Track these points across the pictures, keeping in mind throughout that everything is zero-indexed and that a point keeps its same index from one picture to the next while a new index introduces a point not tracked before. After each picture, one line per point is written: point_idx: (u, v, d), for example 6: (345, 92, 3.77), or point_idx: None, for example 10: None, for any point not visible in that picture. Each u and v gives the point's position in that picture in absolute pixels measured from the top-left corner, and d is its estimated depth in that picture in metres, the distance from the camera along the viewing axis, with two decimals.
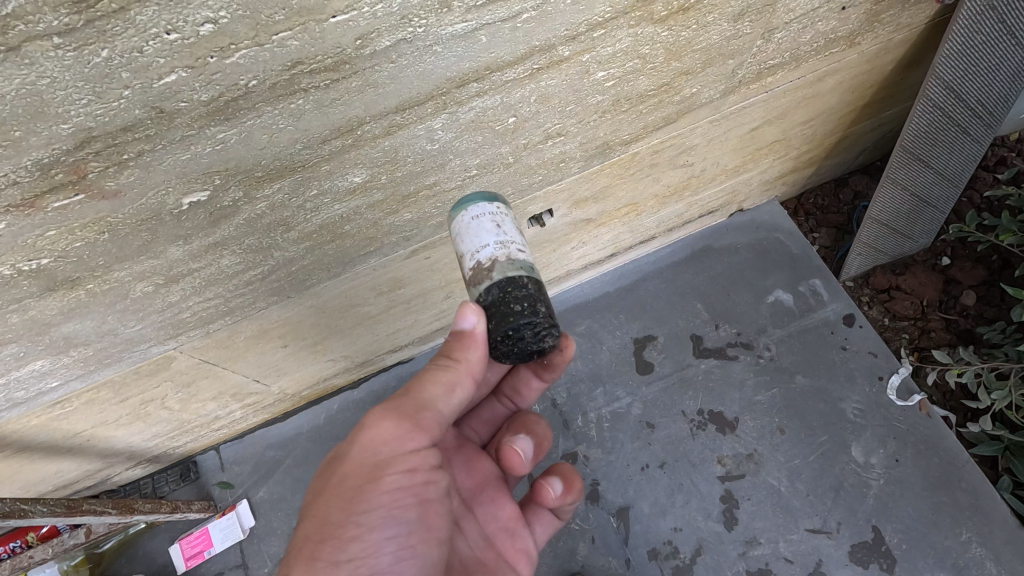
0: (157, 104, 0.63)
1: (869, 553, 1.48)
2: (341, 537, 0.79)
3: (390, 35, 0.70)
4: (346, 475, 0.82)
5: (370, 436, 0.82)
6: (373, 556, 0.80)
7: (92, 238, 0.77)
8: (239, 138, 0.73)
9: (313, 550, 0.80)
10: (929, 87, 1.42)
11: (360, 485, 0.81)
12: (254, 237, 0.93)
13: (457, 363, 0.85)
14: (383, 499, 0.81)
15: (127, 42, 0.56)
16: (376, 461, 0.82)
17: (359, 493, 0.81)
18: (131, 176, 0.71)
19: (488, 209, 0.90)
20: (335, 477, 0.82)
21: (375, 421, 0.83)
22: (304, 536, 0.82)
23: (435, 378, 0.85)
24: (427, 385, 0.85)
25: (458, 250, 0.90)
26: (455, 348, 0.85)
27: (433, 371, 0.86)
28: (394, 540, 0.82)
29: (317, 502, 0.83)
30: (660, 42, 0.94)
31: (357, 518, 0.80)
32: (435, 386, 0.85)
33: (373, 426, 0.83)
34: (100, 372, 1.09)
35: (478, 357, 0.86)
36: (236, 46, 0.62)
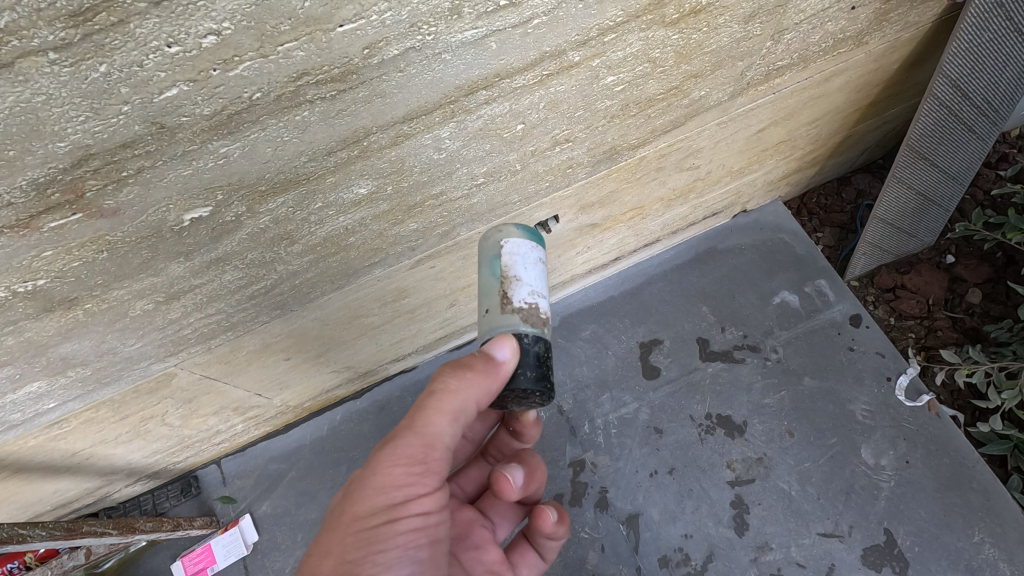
0: (158, 119, 0.61)
1: (882, 556, 1.47)
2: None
3: (399, 43, 0.67)
4: (359, 516, 0.79)
5: (381, 476, 0.80)
6: None
7: (90, 258, 0.75)
8: (242, 152, 0.70)
9: None
10: (936, 86, 1.40)
11: (375, 528, 0.78)
12: (257, 251, 0.90)
13: (467, 390, 0.83)
14: (400, 538, 0.78)
15: (126, 56, 0.54)
16: (390, 503, 0.79)
17: (374, 537, 0.78)
18: (129, 194, 0.68)
19: (542, 259, 0.98)
20: (348, 517, 0.80)
21: (385, 461, 0.81)
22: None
23: (440, 408, 0.82)
24: (433, 416, 0.82)
25: (511, 270, 0.93)
26: (464, 376, 0.83)
27: (439, 399, 0.82)
28: None
29: (329, 542, 0.80)
30: (670, 45, 0.92)
31: (375, 556, 0.77)
32: (443, 418, 0.82)
33: (383, 467, 0.80)
34: (99, 391, 1.06)
35: (490, 384, 0.84)
36: (240, 57, 0.59)
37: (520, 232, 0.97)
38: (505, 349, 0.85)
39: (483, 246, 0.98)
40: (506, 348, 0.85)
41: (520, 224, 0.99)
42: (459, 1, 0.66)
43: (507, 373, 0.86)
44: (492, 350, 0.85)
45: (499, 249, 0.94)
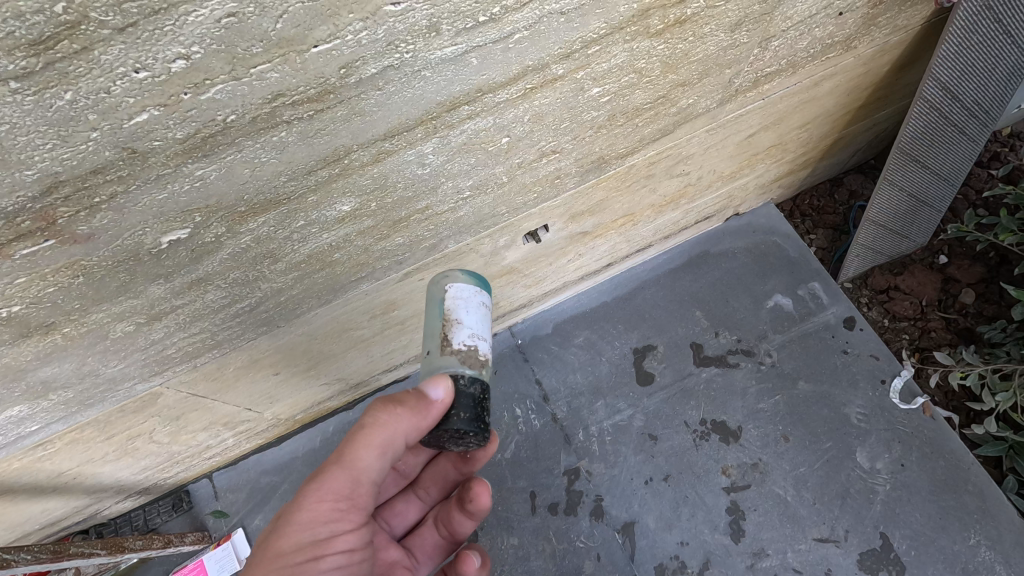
0: (129, 144, 0.59)
1: (878, 561, 1.46)
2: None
3: (376, 62, 0.66)
4: (283, 551, 0.79)
5: (307, 511, 0.80)
6: None
7: (66, 283, 0.73)
8: (219, 174, 0.69)
9: None
10: (926, 89, 1.39)
11: (299, 564, 0.79)
12: (240, 270, 0.88)
13: (396, 425, 0.82)
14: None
15: (92, 83, 0.52)
16: (313, 538, 0.80)
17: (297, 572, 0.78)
18: (103, 219, 0.67)
19: (486, 303, 1.00)
20: (272, 550, 0.80)
21: (312, 496, 0.81)
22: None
23: (369, 443, 0.82)
24: (362, 451, 0.82)
25: (452, 314, 0.95)
26: (394, 410, 0.82)
27: (368, 432, 0.82)
28: None
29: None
30: (656, 55, 0.91)
31: None
32: (371, 452, 0.82)
33: (309, 503, 0.81)
34: (82, 413, 1.05)
35: (420, 419, 0.84)
36: (211, 81, 0.57)
37: (465, 277, 0.99)
38: (440, 389, 0.84)
39: (429, 291, 1.00)
40: (440, 388, 0.85)
41: (466, 269, 1.01)
42: (438, 19, 0.65)
43: (439, 409, 0.86)
44: (425, 389, 0.84)
45: (442, 293, 0.97)
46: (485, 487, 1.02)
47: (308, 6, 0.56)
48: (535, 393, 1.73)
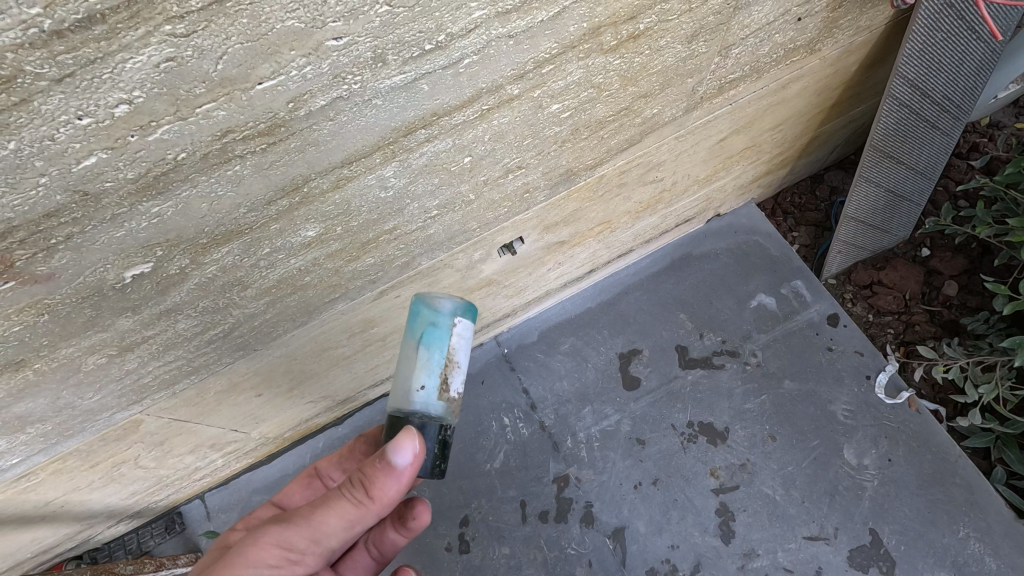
0: (80, 187, 0.60)
1: (868, 557, 1.47)
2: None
3: (325, 94, 0.67)
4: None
5: (258, 553, 0.80)
6: None
7: (31, 321, 0.74)
8: (175, 210, 0.70)
9: None
10: (894, 86, 1.40)
11: None
12: (209, 298, 0.89)
13: (370, 501, 0.83)
14: None
15: (36, 132, 0.53)
16: None
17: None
18: (63, 259, 0.68)
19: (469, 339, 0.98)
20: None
21: (268, 540, 0.81)
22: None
23: (337, 511, 0.83)
24: (330, 515, 0.82)
25: (455, 355, 0.92)
26: (372, 485, 0.82)
27: (342, 501, 0.83)
28: None
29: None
30: (613, 70, 0.92)
31: None
32: (339, 519, 0.83)
33: (262, 545, 0.81)
34: (63, 443, 1.05)
35: (393, 498, 0.84)
36: (157, 122, 0.58)
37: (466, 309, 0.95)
38: (411, 458, 0.82)
39: (427, 311, 0.92)
40: (412, 455, 0.82)
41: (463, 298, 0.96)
42: (383, 50, 0.66)
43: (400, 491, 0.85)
44: (394, 455, 0.81)
45: (448, 326, 0.91)
46: (422, 508, 1.05)
47: (248, 46, 0.57)
48: (522, 402, 1.73)
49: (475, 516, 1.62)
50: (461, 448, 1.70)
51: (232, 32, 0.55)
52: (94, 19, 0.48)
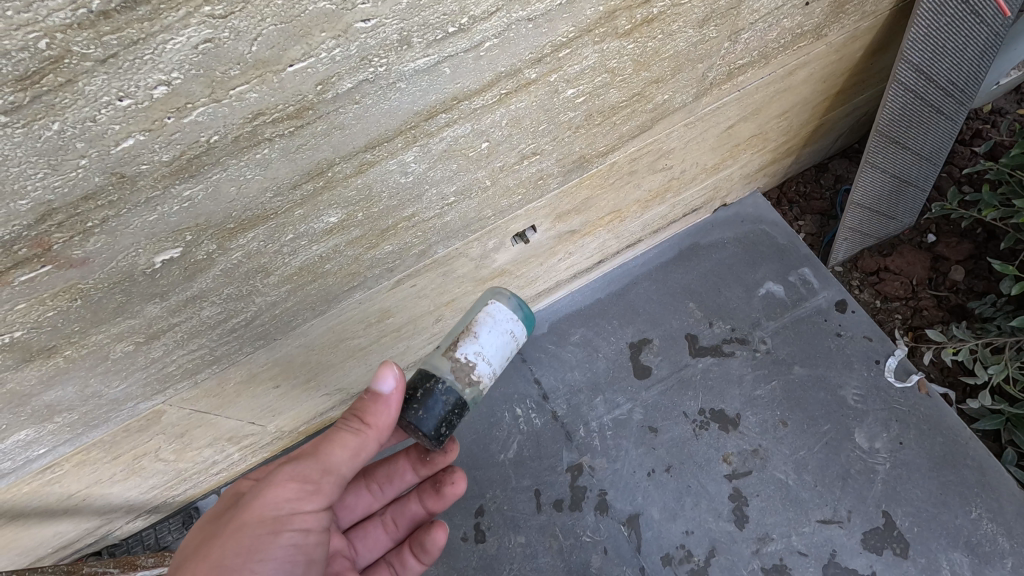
0: (117, 169, 0.62)
1: (882, 539, 1.45)
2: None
3: (351, 77, 0.68)
4: (247, 522, 0.84)
5: (275, 489, 0.86)
6: None
7: (64, 306, 0.75)
8: (206, 193, 0.71)
9: None
10: (900, 71, 1.41)
11: (258, 536, 0.83)
12: (232, 285, 0.90)
13: (367, 427, 0.91)
14: (281, 548, 0.84)
15: (79, 113, 0.55)
16: (276, 515, 0.85)
17: (256, 542, 0.82)
18: (97, 243, 0.69)
19: (516, 335, 1.00)
20: (237, 522, 0.84)
21: (282, 476, 0.87)
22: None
23: (342, 441, 0.90)
24: (335, 446, 0.90)
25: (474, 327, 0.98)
26: (367, 414, 0.91)
27: (342, 433, 0.91)
28: None
29: (211, 546, 0.83)
30: (627, 54, 0.94)
31: (255, 560, 0.81)
32: (344, 449, 0.90)
33: (277, 482, 0.86)
34: (88, 434, 1.07)
35: (389, 424, 0.92)
36: (193, 104, 0.60)
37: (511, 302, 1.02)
38: (394, 383, 0.91)
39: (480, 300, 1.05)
40: (395, 380, 0.91)
41: (518, 300, 1.04)
42: (409, 33, 0.67)
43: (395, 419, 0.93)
44: (379, 382, 0.91)
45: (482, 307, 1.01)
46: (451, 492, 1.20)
47: (281, 28, 0.58)
48: (534, 392, 1.70)
49: (490, 506, 1.58)
50: (474, 440, 1.67)
51: (267, 14, 0.56)
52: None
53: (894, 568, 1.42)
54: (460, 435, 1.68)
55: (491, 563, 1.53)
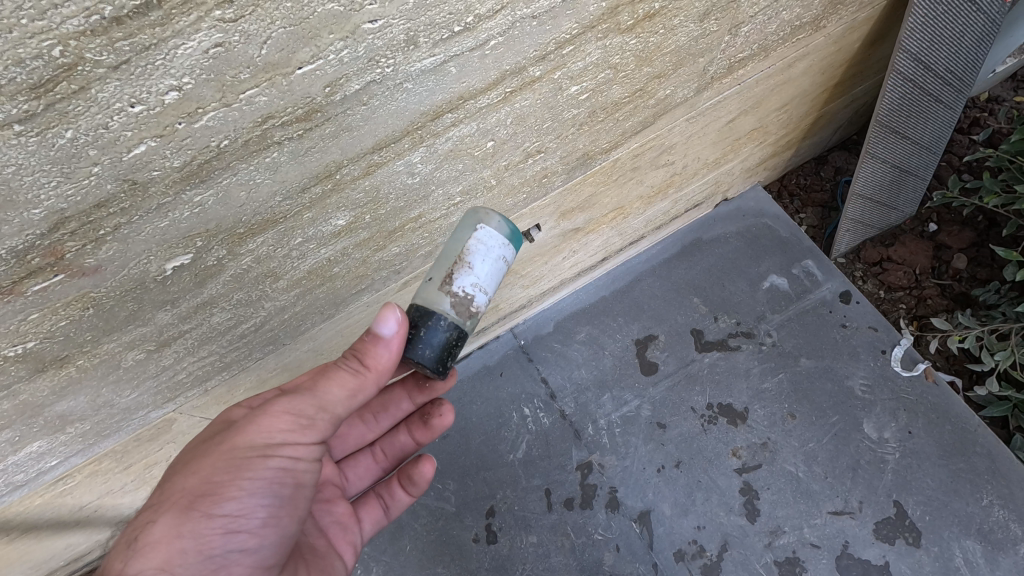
0: (129, 176, 0.62)
1: (894, 529, 1.43)
2: (220, 496, 0.80)
3: (359, 78, 0.68)
4: (236, 446, 0.82)
5: (269, 418, 0.83)
6: (246, 516, 0.81)
7: (76, 315, 0.75)
8: (216, 199, 0.71)
9: (188, 501, 0.79)
10: (898, 61, 1.42)
11: (248, 458, 0.81)
12: (242, 290, 0.90)
13: (367, 369, 0.86)
14: (270, 473, 0.82)
15: (92, 120, 0.55)
16: (268, 443, 0.82)
17: (244, 467, 0.81)
18: (109, 251, 0.69)
19: (508, 260, 0.91)
20: (227, 444, 0.82)
21: (277, 407, 0.83)
22: (177, 490, 0.80)
23: (339, 378, 0.85)
24: (333, 385, 0.85)
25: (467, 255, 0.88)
26: (366, 355, 0.86)
27: (340, 371, 0.86)
28: (268, 507, 0.83)
29: (198, 463, 0.82)
30: (629, 50, 0.94)
31: (243, 482, 0.81)
32: (341, 389, 0.85)
33: (272, 413, 0.83)
34: (99, 444, 1.07)
35: (389, 366, 0.88)
36: (203, 109, 0.60)
37: (497, 222, 0.90)
38: (396, 327, 0.85)
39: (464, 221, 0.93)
40: (397, 324, 0.85)
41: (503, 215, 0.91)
42: (415, 32, 0.68)
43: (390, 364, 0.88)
44: (379, 324, 0.85)
45: (469, 230, 0.89)
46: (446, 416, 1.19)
47: (291, 30, 0.59)
48: (541, 391, 1.66)
49: (500, 507, 1.55)
50: (482, 441, 1.62)
51: (277, 17, 0.57)
52: (151, 4, 0.50)
53: (909, 558, 1.40)
54: (468, 437, 1.64)
55: (504, 564, 1.49)
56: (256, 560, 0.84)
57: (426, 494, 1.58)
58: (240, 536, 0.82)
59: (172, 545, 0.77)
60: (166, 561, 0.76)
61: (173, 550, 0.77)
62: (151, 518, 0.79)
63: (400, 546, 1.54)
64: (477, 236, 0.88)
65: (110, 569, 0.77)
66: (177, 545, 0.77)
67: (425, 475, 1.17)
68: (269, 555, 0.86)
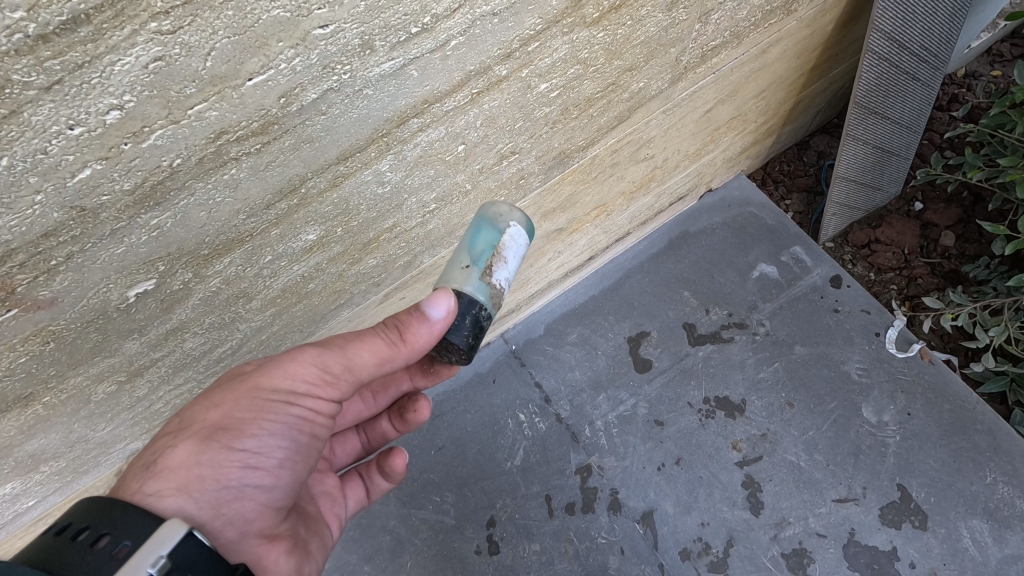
0: (76, 203, 0.59)
1: (900, 513, 1.40)
2: (241, 432, 0.80)
3: (315, 87, 0.66)
4: (260, 387, 0.82)
5: (295, 365, 0.82)
6: (263, 454, 0.82)
7: (37, 350, 0.72)
8: (175, 220, 0.68)
9: (209, 433, 0.80)
10: (872, 41, 1.40)
11: (271, 401, 0.81)
12: (214, 314, 0.87)
13: (402, 344, 0.82)
14: (289, 418, 0.83)
15: (28, 145, 0.52)
16: (291, 390, 0.82)
17: (266, 409, 0.81)
18: (64, 281, 0.66)
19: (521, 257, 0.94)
20: (249, 384, 0.82)
21: (304, 356, 0.82)
22: (198, 419, 0.81)
23: (367, 339, 0.83)
24: (364, 349, 0.82)
25: (501, 251, 0.87)
26: (406, 330, 0.81)
27: (376, 339, 0.82)
28: (284, 450, 0.83)
29: (220, 397, 0.82)
30: (597, 44, 0.92)
31: (263, 422, 0.81)
32: (372, 354, 0.82)
33: (297, 360, 0.82)
34: (78, 481, 1.03)
35: (425, 347, 0.83)
36: (149, 128, 0.57)
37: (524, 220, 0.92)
38: (445, 313, 0.81)
39: (479, 215, 0.90)
40: (448, 311, 0.81)
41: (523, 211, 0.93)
42: (369, 36, 0.65)
43: (426, 347, 0.83)
44: (430, 306, 0.81)
45: (498, 225, 0.88)
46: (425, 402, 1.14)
47: (235, 40, 0.56)
48: (536, 396, 1.63)
49: (501, 516, 1.51)
50: (479, 450, 1.59)
51: (218, 26, 0.54)
52: (79, 20, 0.47)
53: (917, 542, 1.37)
54: (464, 446, 1.60)
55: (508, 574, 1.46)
56: (268, 499, 0.84)
57: (424, 508, 1.54)
58: (258, 473, 0.82)
59: (190, 472, 0.78)
60: (184, 484, 0.77)
61: (190, 476, 0.77)
62: (171, 443, 0.80)
63: (400, 563, 1.49)
64: (508, 231, 0.88)
65: (123, 487, 0.76)
66: (195, 472, 0.78)
67: (398, 470, 1.12)
68: (281, 497, 0.86)
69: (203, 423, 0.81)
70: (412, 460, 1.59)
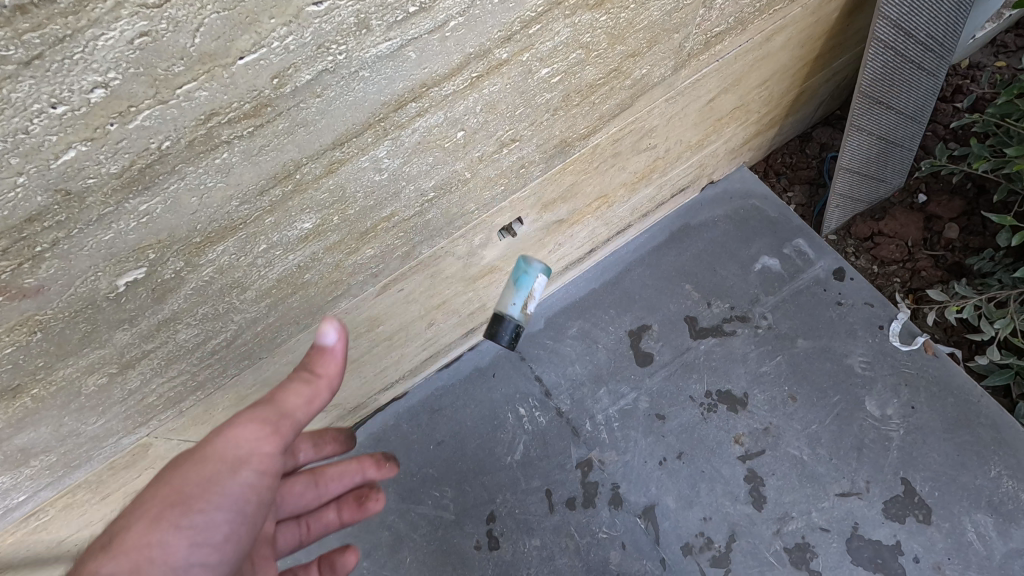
0: (61, 186, 0.57)
1: (904, 507, 1.39)
2: (192, 506, 0.70)
3: (310, 68, 0.64)
4: (207, 457, 0.73)
5: (239, 426, 0.74)
6: (212, 530, 0.71)
7: (23, 340, 0.70)
8: (165, 206, 0.66)
9: (158, 511, 0.69)
10: (878, 29, 1.38)
11: (218, 472, 0.72)
12: (207, 304, 0.85)
13: (315, 378, 0.80)
14: (239, 489, 0.74)
15: (8, 124, 0.50)
16: (238, 459, 0.74)
17: (216, 480, 0.72)
18: (50, 269, 0.64)
19: None
20: (196, 452, 0.73)
21: (245, 415, 0.75)
22: (150, 496, 0.71)
23: (298, 385, 0.79)
24: (289, 394, 0.78)
25: None
26: (314, 363, 0.80)
27: (289, 382, 0.79)
28: (232, 526, 0.73)
29: (169, 471, 0.73)
30: (599, 28, 0.90)
31: (213, 497, 0.72)
32: (298, 400, 0.78)
33: (241, 420, 0.75)
34: (70, 475, 1.01)
35: (338, 375, 0.82)
36: (136, 108, 0.55)
37: None
38: (336, 339, 0.80)
39: None
40: (336, 336, 0.80)
41: None
42: (365, 15, 0.63)
43: (338, 368, 0.81)
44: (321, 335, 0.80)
45: None
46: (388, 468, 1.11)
47: (225, 16, 0.54)
48: (536, 390, 1.61)
49: (501, 511, 1.49)
50: (479, 445, 1.57)
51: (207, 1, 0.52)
52: None
53: (920, 536, 1.36)
54: (464, 441, 1.58)
55: (508, 569, 1.45)
56: None
57: (423, 503, 1.52)
58: (205, 551, 0.71)
59: (141, 554, 0.67)
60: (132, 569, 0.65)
61: (140, 559, 0.66)
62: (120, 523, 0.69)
63: (400, 558, 1.48)
64: None
65: None
66: (145, 553, 0.67)
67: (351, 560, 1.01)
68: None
69: (151, 502, 0.70)
70: (411, 454, 1.58)
